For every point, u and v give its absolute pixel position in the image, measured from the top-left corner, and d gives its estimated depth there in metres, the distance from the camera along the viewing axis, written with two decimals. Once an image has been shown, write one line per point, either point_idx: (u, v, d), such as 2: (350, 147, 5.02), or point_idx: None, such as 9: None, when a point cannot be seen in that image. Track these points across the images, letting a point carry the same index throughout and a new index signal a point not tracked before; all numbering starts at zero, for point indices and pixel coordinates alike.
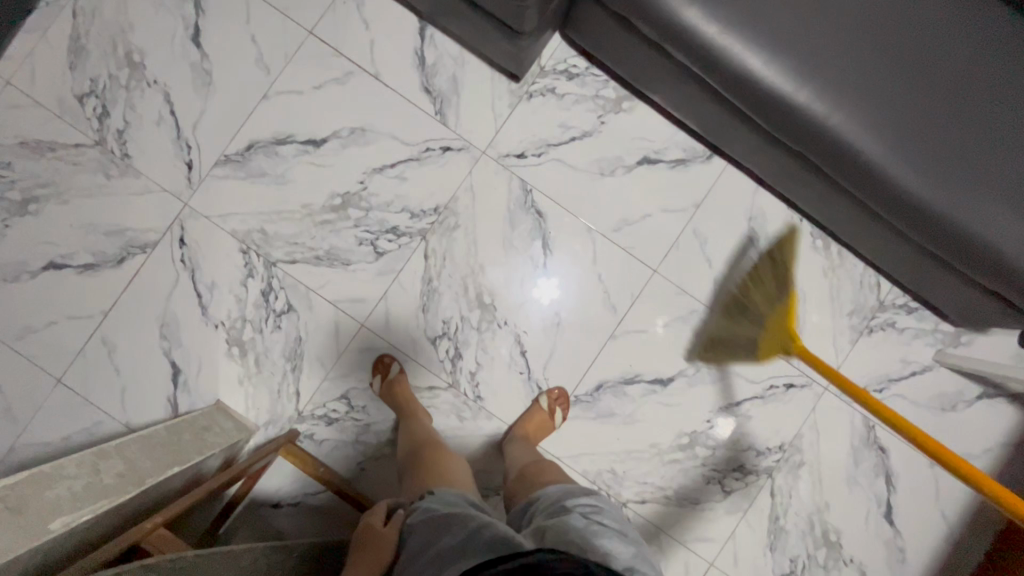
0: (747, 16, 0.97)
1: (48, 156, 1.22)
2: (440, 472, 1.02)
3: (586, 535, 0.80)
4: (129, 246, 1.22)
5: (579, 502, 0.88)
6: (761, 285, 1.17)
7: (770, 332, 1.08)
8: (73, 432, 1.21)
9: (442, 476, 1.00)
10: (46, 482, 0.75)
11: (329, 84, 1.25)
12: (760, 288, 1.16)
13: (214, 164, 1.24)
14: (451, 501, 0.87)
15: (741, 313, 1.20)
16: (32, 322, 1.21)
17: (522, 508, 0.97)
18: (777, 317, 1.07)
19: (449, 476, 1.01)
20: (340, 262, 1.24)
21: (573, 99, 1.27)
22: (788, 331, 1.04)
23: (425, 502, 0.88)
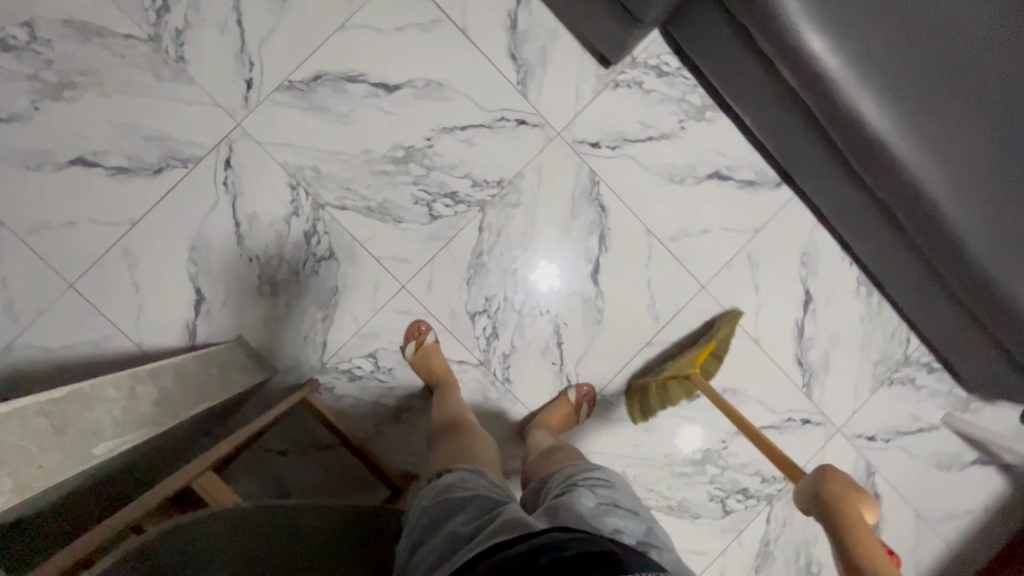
0: (866, 51, 0.94)
1: (94, 41, 1.12)
2: (464, 441, 1.00)
3: (599, 508, 0.80)
4: (170, 157, 1.14)
5: (588, 474, 0.89)
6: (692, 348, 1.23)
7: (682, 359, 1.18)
8: (78, 341, 1.13)
9: (464, 446, 0.98)
10: (90, 400, 0.69)
11: (412, 28, 1.17)
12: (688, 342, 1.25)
13: (275, 87, 1.15)
14: (471, 478, 0.86)
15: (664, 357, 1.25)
16: (49, 218, 1.12)
17: (536, 487, 0.98)
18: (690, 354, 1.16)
19: (472, 445, 0.99)
20: (392, 218, 1.19)
21: (657, 99, 1.23)
22: (691, 358, 1.14)
23: (446, 479, 0.86)
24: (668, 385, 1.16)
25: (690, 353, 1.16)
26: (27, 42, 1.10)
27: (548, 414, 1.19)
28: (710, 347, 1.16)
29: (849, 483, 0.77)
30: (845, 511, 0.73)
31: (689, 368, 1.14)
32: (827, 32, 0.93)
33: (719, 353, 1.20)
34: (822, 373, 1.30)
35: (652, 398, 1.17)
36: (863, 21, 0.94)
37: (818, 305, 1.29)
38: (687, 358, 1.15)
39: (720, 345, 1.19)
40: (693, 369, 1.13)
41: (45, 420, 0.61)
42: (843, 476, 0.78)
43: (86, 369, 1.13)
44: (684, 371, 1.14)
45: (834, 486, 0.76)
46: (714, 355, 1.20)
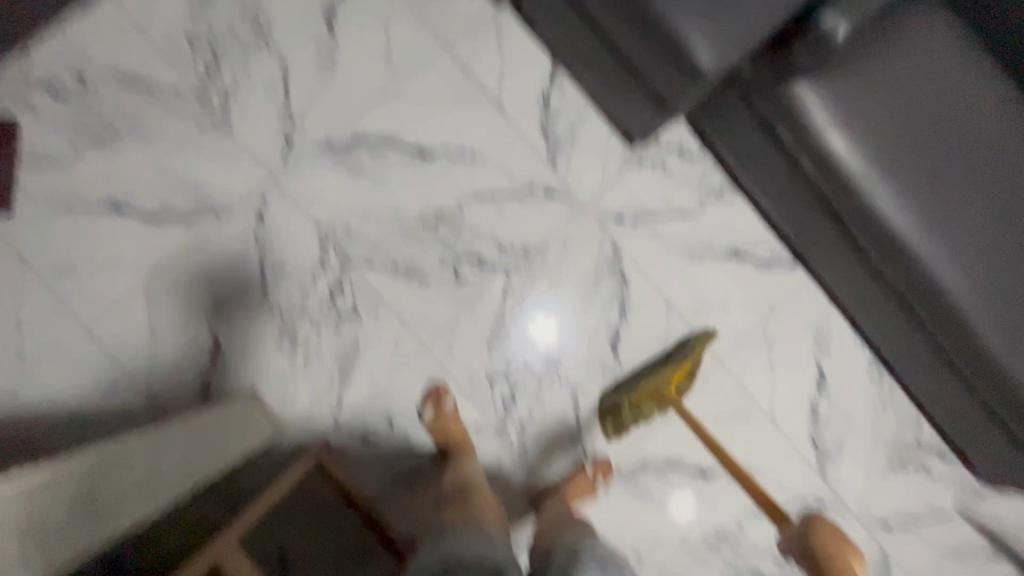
0: (885, 153, 1.00)
1: (142, 93, 1.15)
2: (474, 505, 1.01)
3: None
4: (203, 208, 1.15)
5: None
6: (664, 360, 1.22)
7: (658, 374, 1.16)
8: (89, 387, 1.11)
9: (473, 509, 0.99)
10: (116, 464, 0.67)
11: (451, 99, 1.23)
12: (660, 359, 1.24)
13: (314, 147, 1.19)
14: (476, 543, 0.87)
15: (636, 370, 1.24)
16: (77, 261, 1.12)
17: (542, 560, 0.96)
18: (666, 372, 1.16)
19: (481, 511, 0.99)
20: (418, 278, 1.20)
21: (680, 179, 1.29)
22: (668, 377, 1.14)
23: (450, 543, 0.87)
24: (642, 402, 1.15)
25: (666, 372, 1.15)
26: (77, 91, 1.14)
27: (564, 486, 1.16)
28: (687, 367, 1.16)
29: (833, 529, 0.94)
30: (832, 557, 0.90)
31: (666, 389, 1.14)
32: (848, 133, 0.99)
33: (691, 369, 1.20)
34: (836, 454, 1.30)
35: (625, 415, 1.15)
36: (883, 124, 0.99)
37: (832, 385, 1.30)
38: (664, 377, 1.15)
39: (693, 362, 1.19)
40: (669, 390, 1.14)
41: (72, 490, 0.60)
42: (830, 524, 0.94)
43: (93, 416, 1.10)
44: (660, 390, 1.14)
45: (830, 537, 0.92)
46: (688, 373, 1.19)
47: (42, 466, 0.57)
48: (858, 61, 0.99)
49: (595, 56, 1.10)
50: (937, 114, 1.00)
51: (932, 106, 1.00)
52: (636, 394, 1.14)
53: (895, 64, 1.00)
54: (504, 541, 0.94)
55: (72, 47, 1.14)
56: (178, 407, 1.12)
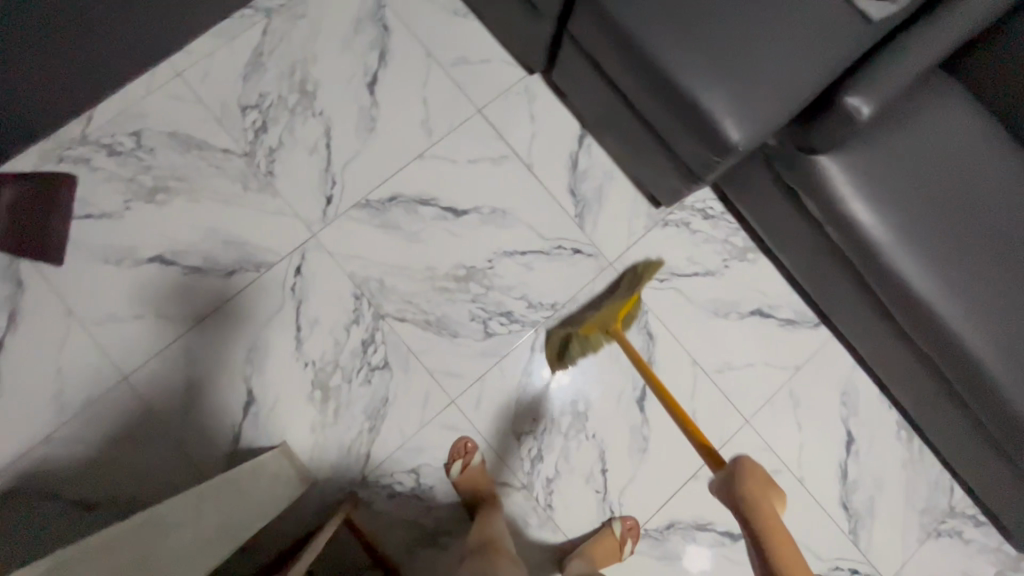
0: (908, 221, 1.03)
1: (193, 153, 1.22)
2: (493, 555, 0.95)
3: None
4: (244, 261, 1.19)
5: None
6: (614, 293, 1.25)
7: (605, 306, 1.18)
8: (120, 436, 1.11)
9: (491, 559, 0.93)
10: (164, 524, 0.68)
11: (483, 161, 1.29)
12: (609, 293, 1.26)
13: (353, 204, 1.24)
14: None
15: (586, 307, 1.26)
16: (119, 310, 1.15)
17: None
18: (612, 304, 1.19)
19: (500, 560, 0.94)
20: (448, 332, 1.22)
21: (703, 238, 1.32)
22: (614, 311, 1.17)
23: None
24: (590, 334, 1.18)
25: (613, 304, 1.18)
26: (132, 149, 1.20)
27: (592, 547, 1.13)
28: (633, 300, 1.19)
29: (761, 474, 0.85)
30: (754, 501, 0.80)
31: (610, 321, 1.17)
32: (872, 202, 1.03)
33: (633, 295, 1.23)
34: (868, 519, 1.27)
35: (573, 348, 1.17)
36: (904, 194, 1.04)
37: (860, 446, 1.29)
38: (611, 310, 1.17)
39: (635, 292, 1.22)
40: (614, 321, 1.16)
41: (124, 549, 0.61)
42: (754, 466, 0.86)
43: (122, 466, 1.10)
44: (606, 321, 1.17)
45: (748, 477, 0.84)
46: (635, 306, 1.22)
47: (81, 545, 0.56)
48: (876, 136, 1.05)
49: (625, 124, 1.16)
50: (955, 185, 1.05)
51: (949, 178, 1.05)
52: (586, 325, 1.16)
53: (912, 140, 1.06)
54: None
55: (132, 110, 1.22)
56: (208, 459, 1.13)
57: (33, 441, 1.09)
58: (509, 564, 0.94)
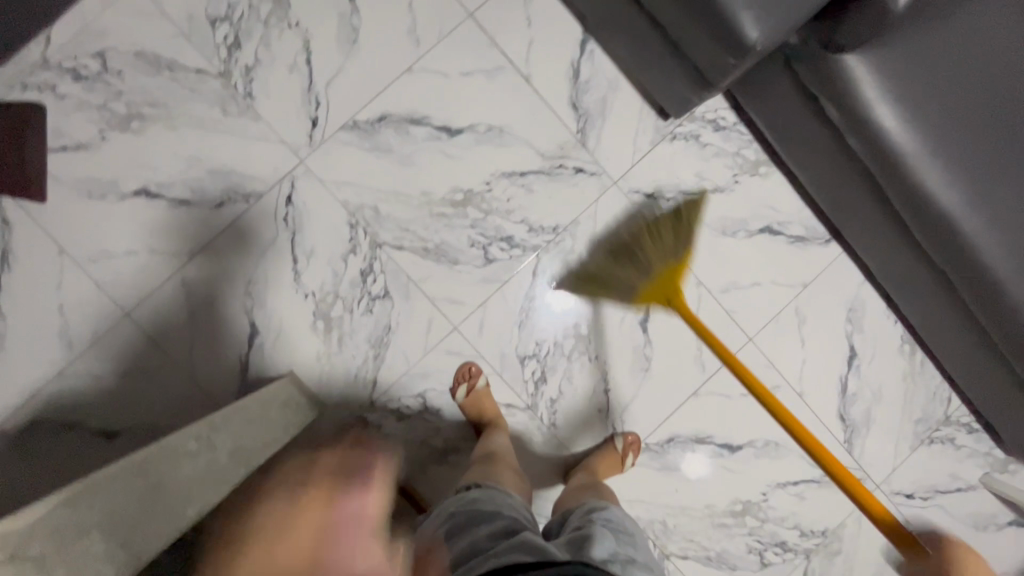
0: (936, 127, 0.95)
1: (165, 75, 1.13)
2: (499, 468, 1.01)
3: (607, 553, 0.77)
4: (232, 191, 1.15)
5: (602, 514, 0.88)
6: (658, 239, 1.17)
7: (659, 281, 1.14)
8: (130, 370, 1.13)
9: (497, 471, 0.99)
10: (178, 455, 0.70)
11: (478, 74, 1.19)
12: (654, 237, 1.17)
13: (340, 127, 1.17)
14: (500, 499, 0.88)
15: (626, 257, 1.18)
16: (111, 246, 1.13)
17: (558, 517, 0.95)
18: (663, 271, 1.14)
19: (505, 473, 1.00)
20: (447, 260, 1.20)
21: (713, 152, 1.25)
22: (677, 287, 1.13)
23: (475, 494, 0.89)
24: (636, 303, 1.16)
25: (666, 270, 1.14)
26: (99, 72, 1.12)
27: (594, 459, 1.19)
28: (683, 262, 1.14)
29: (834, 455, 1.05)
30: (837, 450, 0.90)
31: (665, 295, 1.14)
32: (898, 105, 0.94)
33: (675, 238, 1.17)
34: (864, 429, 1.30)
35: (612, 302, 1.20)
36: (935, 94, 0.95)
37: (862, 361, 1.29)
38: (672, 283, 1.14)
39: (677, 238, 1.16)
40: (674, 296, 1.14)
41: (138, 483, 0.62)
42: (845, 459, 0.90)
43: (136, 398, 1.13)
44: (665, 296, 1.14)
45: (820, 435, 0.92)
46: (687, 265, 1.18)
47: (102, 472, 0.59)
48: (910, 30, 0.94)
49: (632, 26, 1.05)
50: (993, 83, 0.96)
51: (987, 77, 0.96)
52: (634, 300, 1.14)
53: (950, 32, 0.95)
54: (523, 500, 0.94)
55: (93, 27, 1.12)
56: (219, 389, 1.15)
57: (46, 376, 1.11)
58: (513, 477, 1.00)
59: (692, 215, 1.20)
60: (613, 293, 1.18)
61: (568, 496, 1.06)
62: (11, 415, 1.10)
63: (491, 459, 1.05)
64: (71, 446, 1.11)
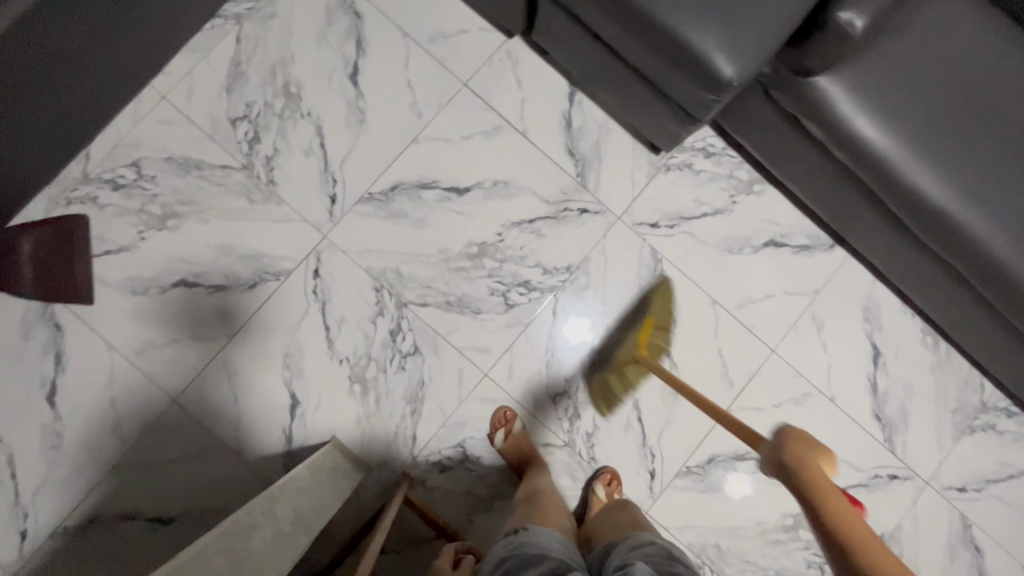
0: (915, 129, 1.01)
1: (194, 174, 1.23)
2: (542, 508, 1.00)
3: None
4: (263, 272, 1.22)
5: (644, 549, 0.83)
6: (804, 410, 1.28)
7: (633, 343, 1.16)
8: (181, 454, 1.18)
9: (541, 511, 0.98)
10: (245, 530, 0.74)
11: (478, 135, 1.28)
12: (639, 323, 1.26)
13: (357, 200, 1.25)
14: (549, 542, 0.86)
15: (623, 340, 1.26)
16: (156, 336, 1.20)
17: (603, 552, 0.92)
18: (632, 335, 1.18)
19: (549, 513, 0.98)
20: (470, 310, 1.25)
21: (708, 177, 1.32)
22: (635, 341, 1.15)
23: (522, 537, 0.87)
24: (625, 369, 1.17)
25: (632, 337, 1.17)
26: (135, 179, 1.22)
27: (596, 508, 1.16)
28: (649, 325, 1.17)
29: (806, 439, 0.66)
30: None
31: (637, 352, 1.15)
32: (876, 116, 1.01)
33: (662, 326, 1.19)
34: (902, 425, 1.30)
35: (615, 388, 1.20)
36: (908, 102, 1.02)
37: (887, 358, 1.31)
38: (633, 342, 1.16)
39: (660, 317, 1.19)
40: (640, 352, 1.15)
41: (216, 560, 0.68)
42: None
43: (188, 480, 1.17)
44: (632, 355, 1.15)
45: None
46: (660, 330, 1.19)
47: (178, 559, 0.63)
48: (874, 47, 1.02)
49: (615, 76, 1.14)
50: (959, 85, 1.03)
51: (953, 78, 1.03)
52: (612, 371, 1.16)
53: (911, 44, 1.03)
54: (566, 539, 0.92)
55: (127, 140, 1.23)
56: (266, 462, 1.19)
57: (103, 469, 1.16)
58: (557, 517, 0.99)
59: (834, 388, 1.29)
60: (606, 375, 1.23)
61: (597, 527, 1.03)
62: (71, 511, 1.14)
63: (533, 500, 1.04)
64: (131, 534, 1.14)
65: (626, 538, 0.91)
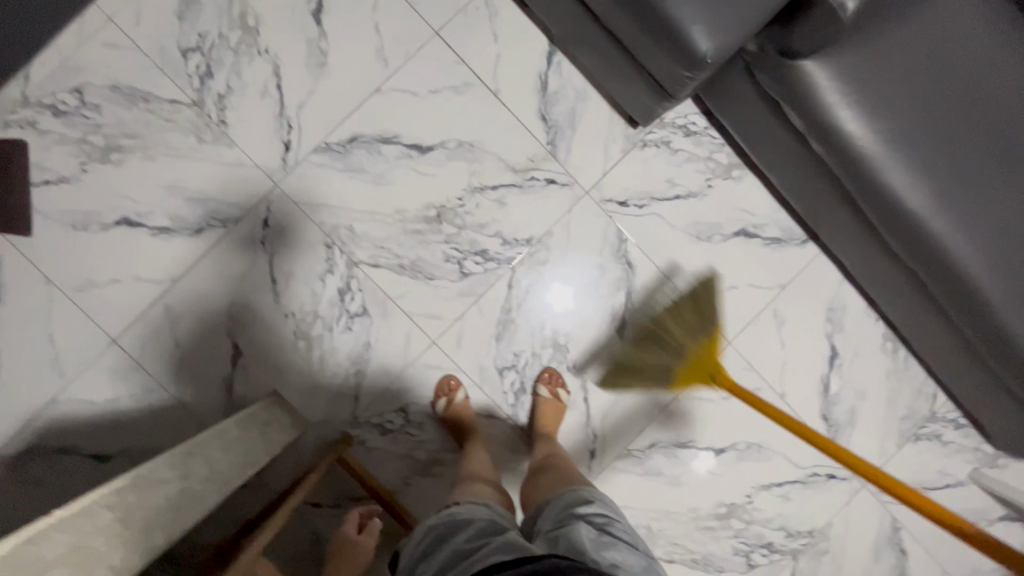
0: (898, 126, 0.95)
1: (141, 106, 1.16)
2: (472, 484, 0.98)
3: (593, 538, 0.76)
4: (211, 217, 1.18)
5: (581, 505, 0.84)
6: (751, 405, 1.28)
7: (696, 356, 1.07)
8: (120, 394, 1.17)
9: (470, 488, 0.96)
10: (151, 484, 0.71)
11: (446, 91, 1.20)
12: (679, 318, 1.17)
13: (313, 149, 1.19)
14: (478, 508, 0.85)
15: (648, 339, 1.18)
16: (97, 275, 1.16)
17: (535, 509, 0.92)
18: (697, 352, 1.08)
19: (479, 488, 0.96)
20: (423, 275, 1.21)
21: (685, 157, 1.25)
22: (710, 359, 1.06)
23: (452, 507, 0.86)
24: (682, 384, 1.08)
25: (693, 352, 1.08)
26: (77, 107, 1.15)
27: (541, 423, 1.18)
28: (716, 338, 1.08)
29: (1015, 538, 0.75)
30: None
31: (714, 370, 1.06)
32: (861, 109, 0.94)
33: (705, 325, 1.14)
34: (848, 428, 1.30)
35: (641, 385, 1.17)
36: (898, 97, 0.95)
37: (843, 360, 1.29)
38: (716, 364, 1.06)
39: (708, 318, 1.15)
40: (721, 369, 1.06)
41: (108, 515, 0.63)
42: None
43: (126, 421, 1.17)
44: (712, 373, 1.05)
45: None
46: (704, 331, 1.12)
47: (63, 512, 0.58)
48: (869, 32, 0.94)
49: (593, 38, 1.06)
50: (953, 84, 0.96)
51: (947, 74, 0.96)
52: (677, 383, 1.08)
53: (910, 33, 0.95)
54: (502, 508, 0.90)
55: (69, 63, 1.15)
56: (205, 410, 1.18)
57: (39, 403, 1.15)
58: (487, 489, 0.97)
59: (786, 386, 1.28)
60: (648, 378, 1.15)
61: (531, 489, 0.99)
62: (6, 441, 1.14)
63: (466, 479, 1.01)
64: (67, 469, 1.15)
65: (556, 497, 0.88)
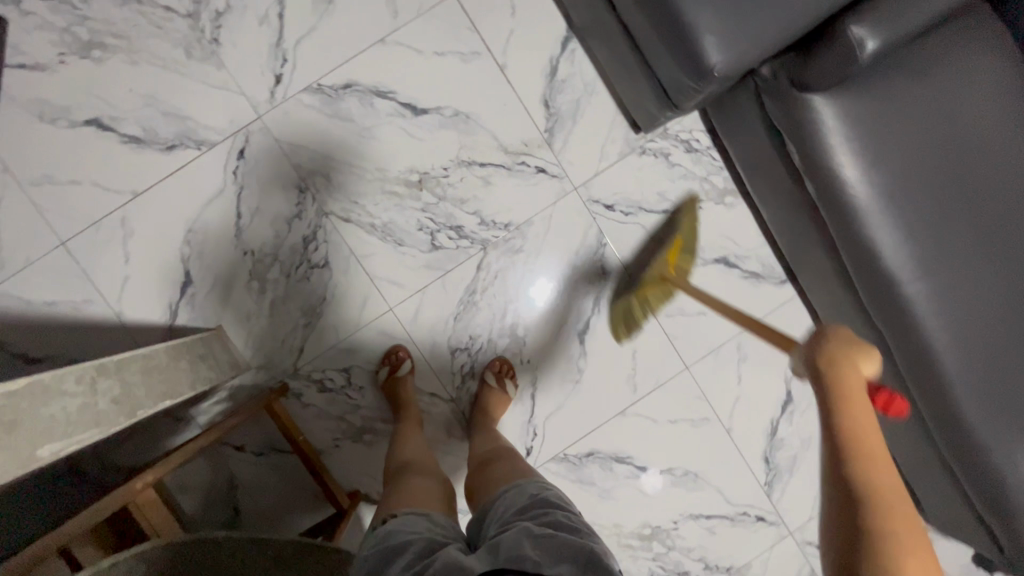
0: (893, 182, 0.92)
1: (132, 7, 1.10)
2: (413, 482, 0.87)
3: (542, 536, 0.65)
4: (185, 137, 1.13)
5: (525, 511, 0.73)
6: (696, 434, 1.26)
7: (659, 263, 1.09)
8: (59, 299, 1.13)
9: (411, 487, 0.85)
10: (48, 396, 0.66)
11: (452, 56, 1.16)
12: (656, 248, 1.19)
13: (304, 88, 1.14)
14: (416, 523, 0.73)
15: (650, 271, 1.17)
16: (56, 172, 1.11)
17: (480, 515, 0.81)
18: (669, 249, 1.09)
19: (421, 487, 0.85)
20: (393, 239, 1.18)
21: (681, 173, 1.22)
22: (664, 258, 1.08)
23: (387, 527, 0.72)
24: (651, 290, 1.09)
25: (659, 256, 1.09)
26: None
27: (484, 410, 1.15)
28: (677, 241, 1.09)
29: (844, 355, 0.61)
30: None
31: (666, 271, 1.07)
32: (861, 157, 0.91)
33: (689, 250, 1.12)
34: (787, 474, 1.29)
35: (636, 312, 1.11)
36: (900, 155, 0.92)
37: (796, 407, 1.28)
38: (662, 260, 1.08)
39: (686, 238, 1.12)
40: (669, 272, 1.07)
41: None
42: None
43: (60, 327, 1.13)
44: (661, 272, 1.07)
45: None
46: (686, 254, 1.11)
47: None
48: (886, 81, 0.91)
49: (610, 30, 1.01)
50: (957, 154, 0.94)
51: (952, 142, 0.93)
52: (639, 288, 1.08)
53: (926, 91, 0.92)
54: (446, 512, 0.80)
55: None
56: (144, 331, 1.15)
57: None
58: (432, 488, 0.86)
59: (733, 420, 1.27)
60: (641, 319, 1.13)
61: (478, 478, 0.92)
62: None
63: (407, 471, 0.91)
64: None
65: (504, 493, 0.81)
